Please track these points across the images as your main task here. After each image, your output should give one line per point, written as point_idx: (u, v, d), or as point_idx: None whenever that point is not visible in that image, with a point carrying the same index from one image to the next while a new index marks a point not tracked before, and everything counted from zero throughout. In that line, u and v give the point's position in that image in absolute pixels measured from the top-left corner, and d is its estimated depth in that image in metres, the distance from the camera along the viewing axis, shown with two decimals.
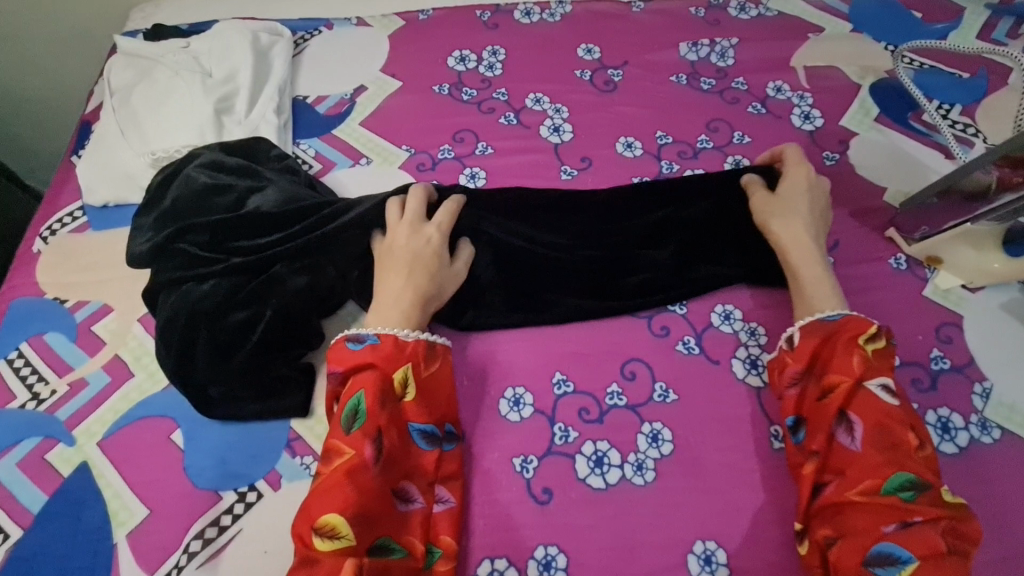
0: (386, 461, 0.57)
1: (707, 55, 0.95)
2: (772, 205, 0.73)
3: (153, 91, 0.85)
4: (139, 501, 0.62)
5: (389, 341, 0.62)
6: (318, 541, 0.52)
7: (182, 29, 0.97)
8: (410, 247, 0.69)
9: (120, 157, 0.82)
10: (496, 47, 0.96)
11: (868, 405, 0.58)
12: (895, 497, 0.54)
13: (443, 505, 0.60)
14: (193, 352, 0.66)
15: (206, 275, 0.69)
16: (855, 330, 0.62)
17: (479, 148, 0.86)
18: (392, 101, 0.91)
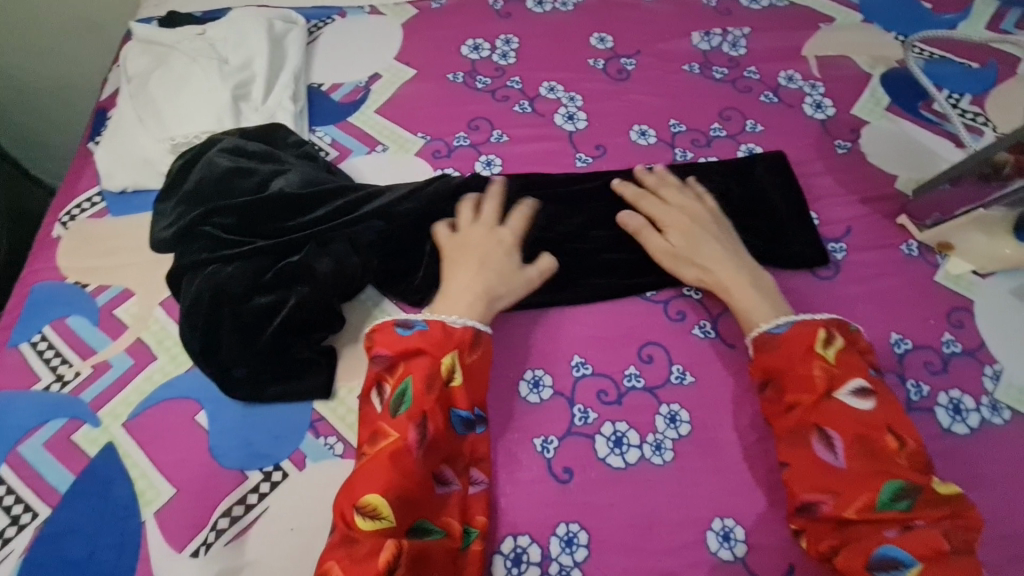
0: (429, 446, 0.58)
1: (719, 44, 0.96)
2: (677, 251, 0.73)
3: (170, 77, 0.86)
4: (165, 480, 0.63)
5: (437, 328, 0.63)
6: (359, 520, 0.54)
7: (195, 16, 0.97)
8: (479, 249, 0.71)
9: (139, 143, 0.82)
10: (510, 36, 0.96)
11: (840, 416, 0.59)
12: (893, 509, 0.55)
13: (477, 487, 0.61)
14: (216, 337, 0.67)
15: (230, 257, 0.70)
16: (808, 339, 0.63)
17: (494, 135, 0.87)
18: (406, 89, 0.92)
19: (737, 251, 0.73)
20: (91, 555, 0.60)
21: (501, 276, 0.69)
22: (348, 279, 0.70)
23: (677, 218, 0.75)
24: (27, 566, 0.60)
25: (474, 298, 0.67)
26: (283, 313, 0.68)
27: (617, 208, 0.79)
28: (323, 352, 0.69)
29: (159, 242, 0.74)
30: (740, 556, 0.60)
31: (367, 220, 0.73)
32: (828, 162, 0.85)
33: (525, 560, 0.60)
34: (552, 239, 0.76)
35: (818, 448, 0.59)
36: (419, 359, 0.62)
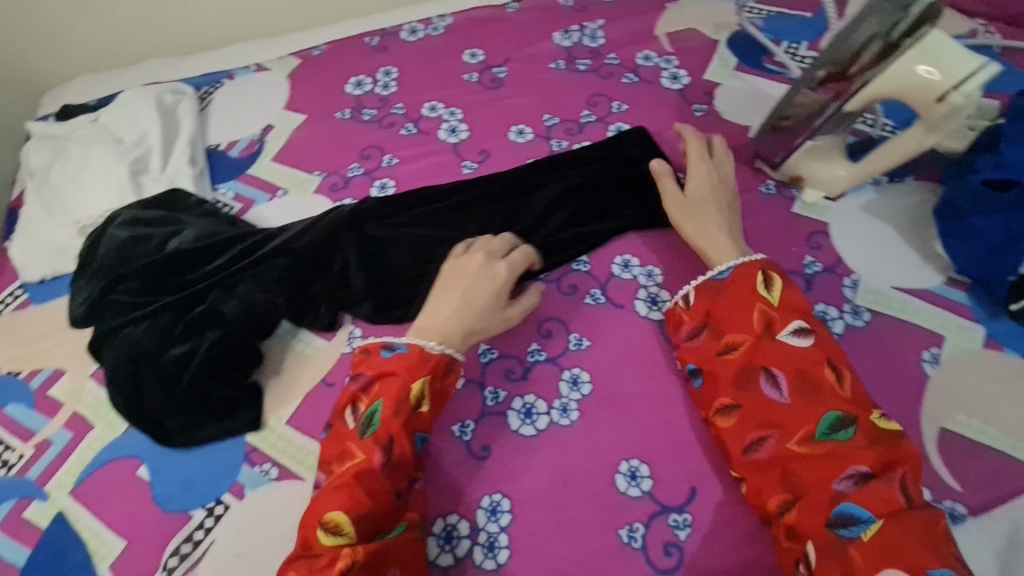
0: (395, 461, 0.61)
1: (579, 39, 1.03)
2: (687, 207, 0.76)
3: (70, 166, 0.91)
4: (116, 535, 0.67)
5: (417, 350, 0.65)
6: (322, 535, 0.57)
7: (90, 104, 1.02)
8: (469, 279, 0.71)
9: (50, 232, 0.87)
10: (388, 68, 1.03)
11: (775, 354, 0.63)
12: (833, 439, 0.57)
13: (421, 484, 0.65)
14: (135, 399, 0.72)
15: (140, 318, 0.75)
16: (751, 281, 0.67)
17: (385, 160, 0.93)
18: (298, 135, 0.98)
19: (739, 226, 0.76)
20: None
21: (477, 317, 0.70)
22: (257, 315, 0.75)
23: (703, 174, 0.78)
24: None
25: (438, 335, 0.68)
26: (197, 359, 0.72)
27: (501, 204, 0.86)
28: (252, 387, 0.74)
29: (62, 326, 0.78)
30: (647, 490, 0.66)
31: (267, 258, 0.79)
32: (689, 126, 0.93)
33: (456, 535, 0.65)
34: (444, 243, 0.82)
35: (765, 387, 0.62)
36: (394, 380, 0.64)
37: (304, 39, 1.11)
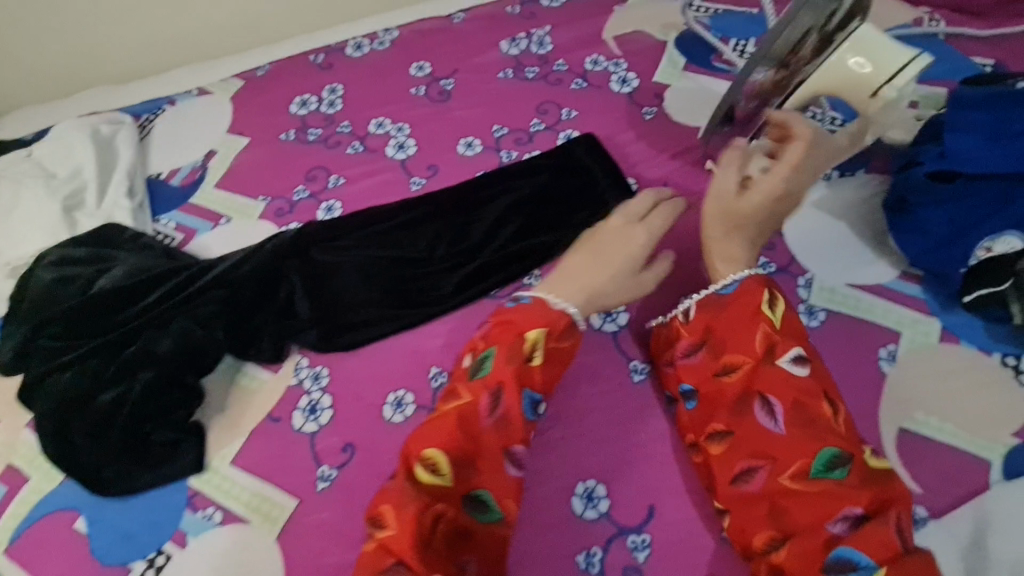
0: (794, 403, 0.57)
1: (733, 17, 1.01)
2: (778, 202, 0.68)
3: (245, 121, 1.00)
4: (235, 464, 0.69)
5: (742, 291, 0.63)
6: (420, 471, 0.56)
7: (250, 59, 1.09)
8: (617, 237, 0.71)
9: (214, 175, 0.94)
10: (545, 28, 1.05)
11: (776, 382, 0.58)
12: (829, 477, 0.53)
13: (770, 424, 0.58)
14: (231, 330, 0.73)
15: (246, 261, 0.78)
16: (754, 301, 0.62)
17: (564, 114, 0.95)
18: (440, 93, 1.00)
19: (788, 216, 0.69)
20: (153, 528, 0.65)
21: (741, 242, 0.67)
22: (385, 261, 0.81)
23: (779, 172, 0.68)
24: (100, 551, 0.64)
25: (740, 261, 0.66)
26: (308, 299, 0.77)
27: (609, 169, 0.86)
28: (385, 309, 0.77)
29: (121, 259, 0.76)
30: None
31: (399, 214, 0.85)
32: None
33: (594, 499, 0.63)
34: (552, 203, 0.84)
35: (759, 414, 0.58)
36: (537, 319, 0.62)
37: (444, 4, 1.13)
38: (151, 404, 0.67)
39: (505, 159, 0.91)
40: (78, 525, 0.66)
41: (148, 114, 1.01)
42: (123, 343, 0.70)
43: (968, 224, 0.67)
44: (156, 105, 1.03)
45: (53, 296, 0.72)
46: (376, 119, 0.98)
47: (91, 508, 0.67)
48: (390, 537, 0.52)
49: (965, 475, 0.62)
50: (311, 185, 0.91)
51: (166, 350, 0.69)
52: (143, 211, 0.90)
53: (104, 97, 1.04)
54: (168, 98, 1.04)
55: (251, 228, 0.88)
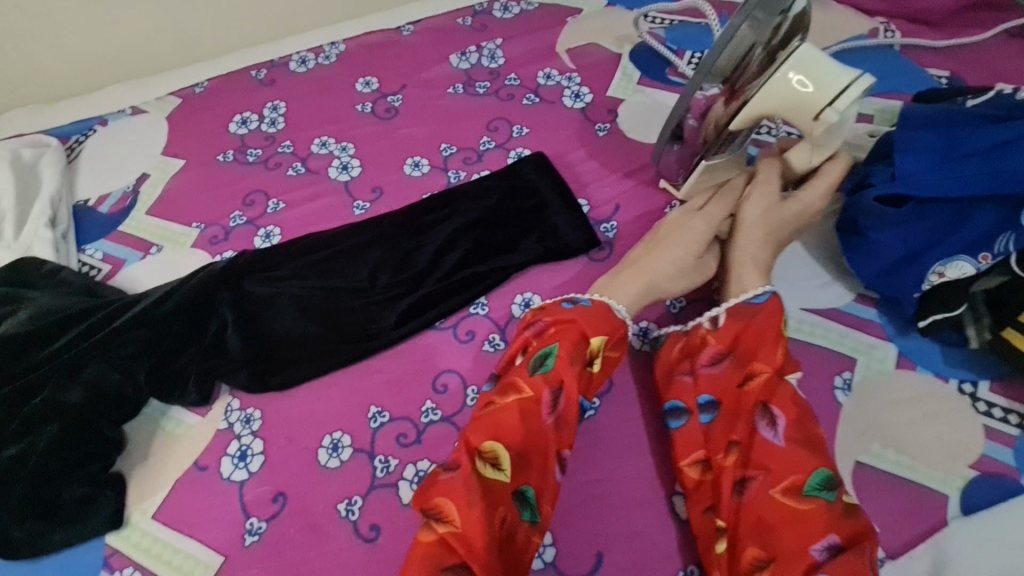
0: (798, 418, 0.55)
1: (687, 33, 0.99)
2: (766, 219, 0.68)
3: (182, 141, 0.95)
4: (157, 517, 0.64)
5: (774, 306, 0.61)
6: (480, 465, 0.54)
7: (188, 74, 1.04)
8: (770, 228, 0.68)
9: (146, 200, 0.89)
10: (497, 40, 1.02)
11: (787, 396, 0.57)
12: (820, 498, 0.52)
13: (772, 433, 0.55)
14: (153, 373, 0.69)
15: (167, 294, 0.72)
16: (779, 317, 0.61)
17: (516, 131, 0.91)
18: (388, 110, 0.96)
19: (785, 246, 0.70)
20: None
21: (767, 252, 0.67)
22: (321, 287, 0.77)
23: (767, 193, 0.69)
24: None
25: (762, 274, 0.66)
26: (241, 333, 0.72)
27: (547, 184, 0.84)
28: (325, 343, 0.73)
29: (34, 298, 0.71)
30: None
31: (335, 241, 0.81)
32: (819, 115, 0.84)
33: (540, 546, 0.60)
34: (492, 219, 0.81)
35: (761, 424, 0.56)
36: (600, 323, 0.62)
37: (390, 17, 1.09)
38: (61, 456, 0.63)
39: (454, 180, 0.88)
40: None
41: (79, 135, 0.96)
42: (28, 392, 0.65)
43: (924, 245, 0.65)
44: (86, 126, 0.98)
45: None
46: (318, 138, 0.93)
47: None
48: (452, 533, 0.51)
49: (924, 508, 0.59)
50: (249, 210, 0.87)
51: (78, 399, 0.64)
52: (68, 239, 0.85)
53: (32, 117, 0.99)
54: (100, 118, 0.99)
55: (184, 256, 0.83)
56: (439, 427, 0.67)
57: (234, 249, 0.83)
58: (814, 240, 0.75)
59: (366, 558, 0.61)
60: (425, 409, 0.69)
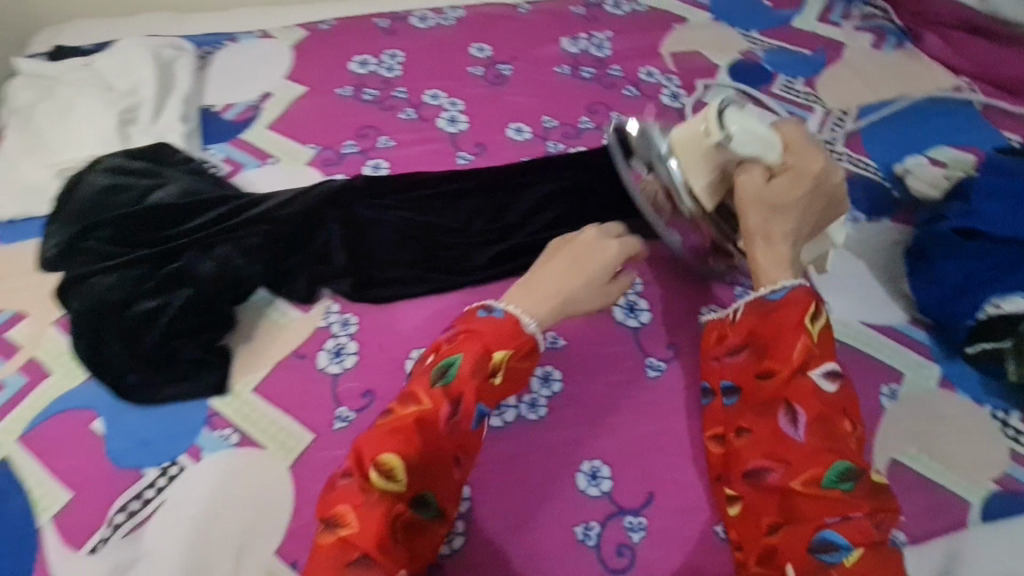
0: (818, 417, 0.59)
1: (782, 60, 1.06)
2: (766, 211, 0.68)
3: (304, 69, 1.02)
4: (257, 391, 0.71)
5: (799, 298, 0.64)
6: (375, 477, 0.54)
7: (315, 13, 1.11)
8: (777, 219, 0.68)
9: (267, 115, 0.96)
10: (606, 32, 1.09)
11: (807, 393, 0.60)
12: (837, 488, 0.57)
13: (791, 429, 0.60)
14: (271, 265, 0.76)
15: (291, 199, 0.79)
16: (799, 312, 0.63)
17: (613, 117, 0.98)
18: (497, 77, 1.03)
19: (804, 223, 0.69)
20: (170, 440, 0.67)
21: (781, 242, 0.68)
22: (421, 219, 0.83)
23: (757, 180, 0.67)
24: (109, 442, 0.67)
25: (785, 263, 0.67)
26: (348, 247, 0.79)
27: None
28: (418, 270, 0.80)
29: (178, 179, 0.79)
30: None
31: (438, 181, 0.86)
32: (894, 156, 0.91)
33: (600, 477, 0.66)
34: (585, 190, 0.88)
35: (783, 421, 0.61)
36: (506, 337, 0.61)
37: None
38: (188, 319, 0.70)
39: (552, 149, 0.94)
40: (95, 426, 0.68)
41: (210, 47, 1.03)
42: (168, 257, 0.72)
43: (984, 278, 0.71)
44: (217, 40, 1.05)
45: (110, 200, 0.75)
46: (430, 90, 1.00)
47: (112, 411, 0.68)
48: (351, 534, 0.53)
49: (947, 509, 0.65)
50: (362, 142, 0.94)
51: (208, 274, 0.71)
52: (194, 136, 0.91)
53: (168, 22, 1.06)
54: (230, 35, 1.06)
55: (298, 172, 0.90)
56: None
57: (345, 173, 0.90)
58: (876, 264, 0.82)
59: None
60: None
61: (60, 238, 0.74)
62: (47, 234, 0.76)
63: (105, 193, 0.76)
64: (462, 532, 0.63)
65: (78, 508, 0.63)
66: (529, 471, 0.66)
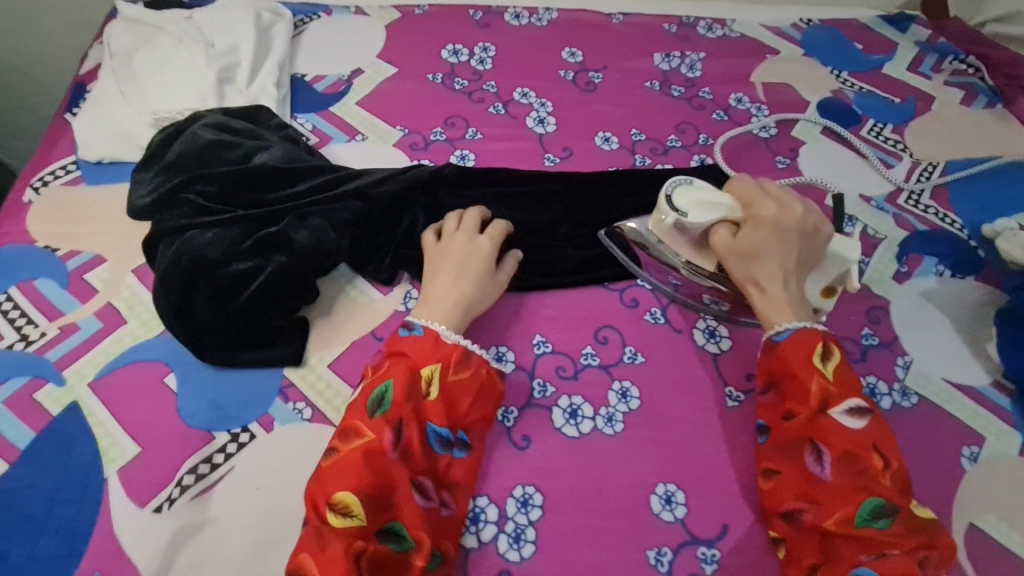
0: (844, 455, 0.60)
1: (875, 104, 1.05)
2: (747, 259, 0.69)
3: (396, 50, 1.01)
4: (331, 368, 0.69)
5: (807, 338, 0.64)
6: (331, 517, 0.55)
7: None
8: (757, 264, 0.68)
9: (357, 92, 0.95)
10: (699, 53, 1.08)
11: (830, 432, 0.61)
12: (871, 526, 0.57)
13: (818, 470, 0.60)
14: (357, 242, 0.75)
15: (383, 177, 0.78)
16: (809, 351, 0.64)
17: (701, 139, 0.97)
18: (588, 84, 1.02)
19: (792, 261, 0.69)
20: (243, 406, 0.66)
21: (772, 282, 0.68)
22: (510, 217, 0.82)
23: (725, 239, 0.69)
24: (180, 400, 0.65)
25: (784, 304, 0.67)
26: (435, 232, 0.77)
27: None
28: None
29: (280, 144, 0.78)
30: None
31: (527, 183, 0.86)
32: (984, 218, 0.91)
33: (674, 503, 0.65)
34: None
35: (808, 461, 0.61)
36: (428, 354, 0.64)
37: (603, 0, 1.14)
38: (276, 286, 0.69)
39: (639, 163, 0.93)
40: (169, 381, 0.66)
41: (305, 16, 1.03)
42: (264, 222, 0.72)
43: None
44: (312, 10, 1.04)
45: (214, 156, 0.75)
46: (521, 88, 0.99)
47: (187, 369, 0.67)
48: None
49: None
50: (450, 131, 0.93)
51: (304, 242, 0.70)
52: (285, 104, 0.91)
53: None
54: (325, 7, 1.05)
55: (385, 152, 0.89)
56: (595, 372, 0.72)
57: (432, 160, 0.89)
58: (962, 322, 0.81)
59: (516, 462, 0.66)
60: (585, 352, 0.74)
61: (160, 187, 0.74)
62: (140, 182, 0.76)
63: (207, 147, 0.75)
64: (532, 540, 0.62)
65: (146, 463, 0.62)
66: (603, 486, 0.65)
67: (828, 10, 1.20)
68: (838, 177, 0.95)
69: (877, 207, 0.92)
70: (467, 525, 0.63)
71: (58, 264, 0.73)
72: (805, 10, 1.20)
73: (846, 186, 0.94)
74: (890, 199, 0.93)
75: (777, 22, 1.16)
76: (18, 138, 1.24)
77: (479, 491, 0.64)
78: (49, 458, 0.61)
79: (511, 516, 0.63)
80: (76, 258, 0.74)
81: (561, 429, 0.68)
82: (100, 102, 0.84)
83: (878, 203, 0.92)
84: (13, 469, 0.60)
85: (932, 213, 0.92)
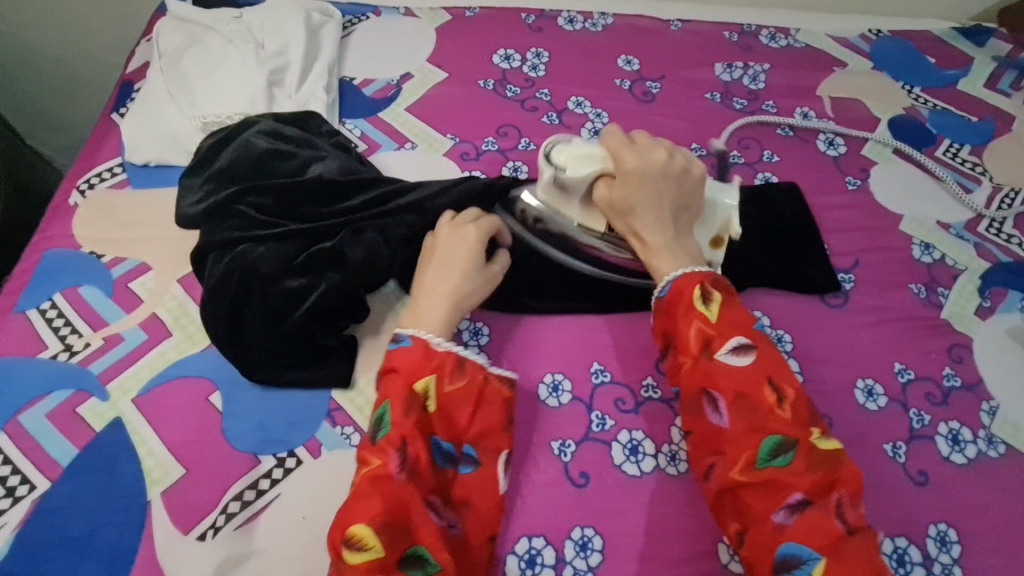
0: (736, 397, 0.55)
1: (951, 123, 0.99)
2: (622, 209, 0.67)
3: (445, 52, 0.97)
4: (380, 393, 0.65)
5: (691, 287, 0.61)
6: (347, 553, 0.50)
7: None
8: (634, 214, 0.66)
9: (406, 97, 0.92)
10: (762, 64, 1.03)
11: (718, 376, 0.56)
12: (772, 466, 0.53)
13: (718, 419, 0.56)
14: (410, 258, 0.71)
15: (439, 192, 0.74)
16: (688, 294, 0.60)
17: (765, 155, 0.92)
18: (645, 94, 0.97)
19: (671, 209, 0.67)
20: (289, 428, 0.63)
21: (653, 235, 0.65)
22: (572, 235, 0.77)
23: (602, 190, 0.68)
24: (224, 419, 0.63)
25: (664, 254, 0.65)
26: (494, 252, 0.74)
27: (798, 216, 0.84)
28: (563, 286, 0.74)
29: (336, 154, 0.76)
30: (956, 563, 0.63)
31: None
32: None
33: None
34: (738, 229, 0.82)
35: (706, 412, 0.57)
36: (420, 365, 0.58)
37: (660, 7, 1.10)
38: (331, 304, 0.66)
39: None
40: (213, 399, 0.64)
41: (354, 17, 1.00)
42: (318, 237, 0.69)
43: None
44: (361, 10, 1.01)
45: (270, 165, 0.73)
46: (575, 96, 0.95)
47: (233, 386, 0.64)
48: None
49: None
50: (502, 140, 0.89)
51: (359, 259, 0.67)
52: (333, 108, 0.88)
53: None
54: (374, 7, 1.01)
55: (436, 162, 0.86)
56: (656, 405, 0.68)
57: (484, 172, 0.85)
58: None
59: (573, 501, 0.62)
60: (645, 384, 0.69)
61: (213, 195, 0.72)
62: (188, 187, 0.74)
63: (265, 156, 0.73)
64: None
65: (189, 487, 0.59)
66: (664, 531, 0.61)
67: (898, 21, 1.14)
68: (912, 200, 0.89)
69: (955, 235, 0.86)
70: (523, 568, 0.59)
71: (103, 271, 0.71)
72: (875, 19, 1.13)
73: (923, 211, 0.88)
74: (970, 228, 0.87)
75: (844, 33, 1.10)
76: (60, 132, 1.23)
77: (535, 531, 0.61)
78: (91, 477, 0.59)
79: (569, 560, 0.60)
80: (121, 265, 0.71)
81: (620, 466, 0.64)
82: (149, 103, 0.82)
83: (957, 231, 0.87)
84: (55, 487, 0.58)
85: (1015, 244, 0.86)
